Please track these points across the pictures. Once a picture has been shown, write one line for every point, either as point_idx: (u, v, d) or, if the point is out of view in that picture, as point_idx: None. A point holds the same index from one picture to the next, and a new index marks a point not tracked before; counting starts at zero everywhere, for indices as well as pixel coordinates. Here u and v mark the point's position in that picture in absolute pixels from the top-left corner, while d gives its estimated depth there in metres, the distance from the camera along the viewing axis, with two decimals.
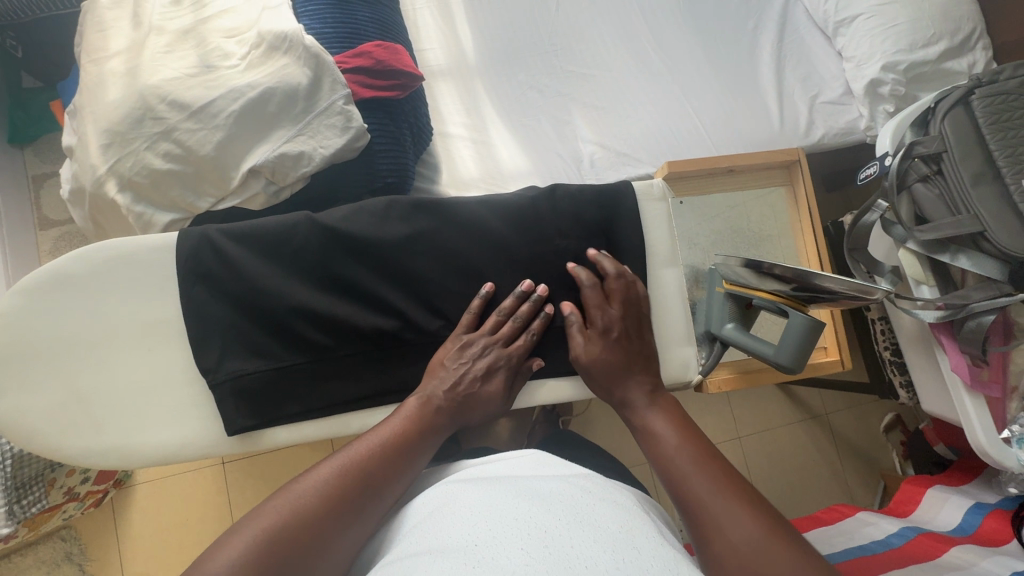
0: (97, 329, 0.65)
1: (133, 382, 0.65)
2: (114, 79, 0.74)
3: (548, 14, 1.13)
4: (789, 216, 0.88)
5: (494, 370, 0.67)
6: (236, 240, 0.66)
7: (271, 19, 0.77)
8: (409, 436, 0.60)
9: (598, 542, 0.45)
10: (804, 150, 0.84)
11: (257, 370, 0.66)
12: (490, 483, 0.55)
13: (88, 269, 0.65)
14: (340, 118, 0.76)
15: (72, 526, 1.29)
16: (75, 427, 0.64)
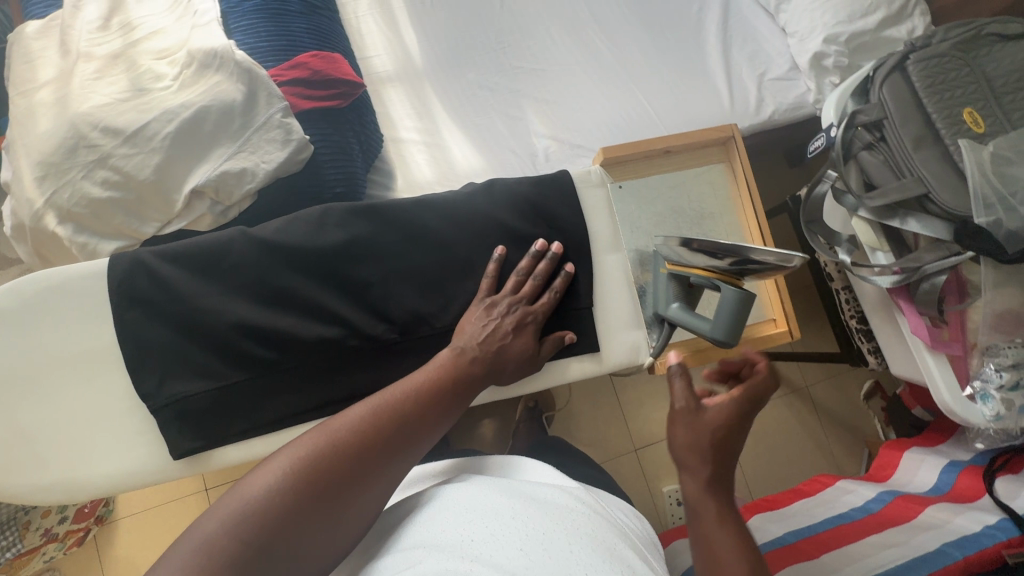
0: (37, 365, 0.64)
1: (77, 415, 0.64)
2: (44, 109, 0.73)
3: (494, 12, 1.13)
4: (729, 190, 0.86)
5: (524, 323, 0.68)
6: (169, 260, 0.65)
7: (202, 37, 0.76)
8: (453, 382, 0.58)
9: (595, 549, 0.45)
10: (737, 125, 0.84)
11: (204, 391, 0.65)
12: (482, 477, 0.55)
13: (21, 304, 0.63)
14: (279, 131, 0.75)
15: (55, 569, 1.26)
16: (23, 465, 0.63)
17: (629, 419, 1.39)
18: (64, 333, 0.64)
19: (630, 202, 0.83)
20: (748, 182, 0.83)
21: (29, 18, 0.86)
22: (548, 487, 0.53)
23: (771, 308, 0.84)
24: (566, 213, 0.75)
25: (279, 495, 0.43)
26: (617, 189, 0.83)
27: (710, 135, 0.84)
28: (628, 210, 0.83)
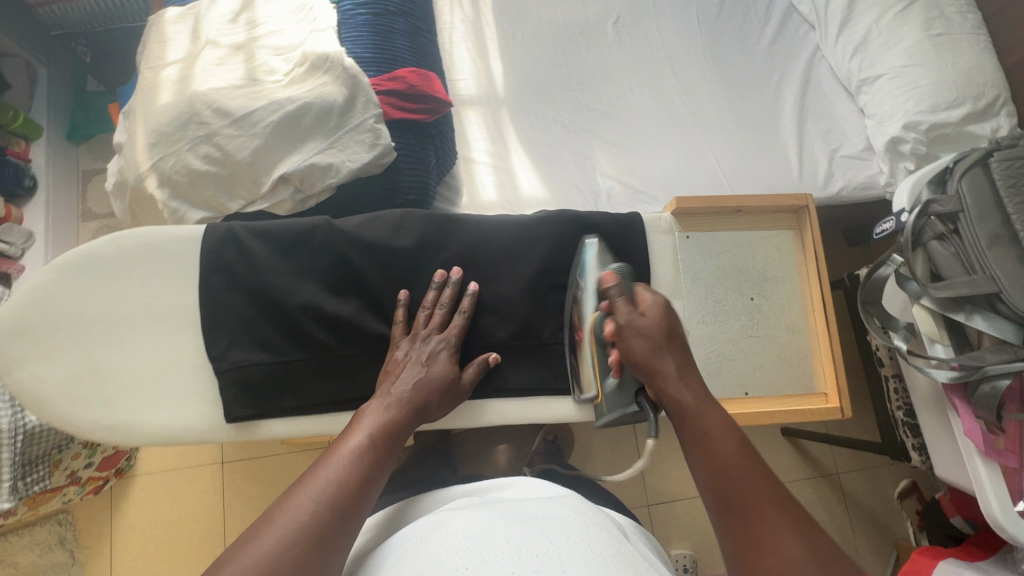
0: (120, 311, 0.68)
1: (143, 363, 0.68)
2: (167, 85, 0.80)
3: (578, 54, 1.19)
4: (794, 257, 0.86)
5: (440, 355, 0.67)
6: (256, 236, 0.69)
7: (317, 40, 0.83)
8: (382, 444, 0.56)
9: (590, 567, 0.44)
10: (812, 196, 0.84)
11: (264, 361, 0.68)
12: (483, 507, 0.55)
13: (118, 252, 0.69)
14: (369, 135, 0.80)
15: (69, 511, 1.31)
16: (88, 401, 0.67)
17: (646, 472, 1.35)
18: (150, 285, 0.69)
19: (696, 252, 0.84)
20: (814, 254, 0.84)
21: (168, 4, 0.96)
22: (548, 506, 0.53)
23: (825, 381, 0.83)
24: (629, 253, 0.76)
25: None
26: (683, 239, 0.83)
27: (782, 199, 0.85)
28: (692, 259, 0.84)
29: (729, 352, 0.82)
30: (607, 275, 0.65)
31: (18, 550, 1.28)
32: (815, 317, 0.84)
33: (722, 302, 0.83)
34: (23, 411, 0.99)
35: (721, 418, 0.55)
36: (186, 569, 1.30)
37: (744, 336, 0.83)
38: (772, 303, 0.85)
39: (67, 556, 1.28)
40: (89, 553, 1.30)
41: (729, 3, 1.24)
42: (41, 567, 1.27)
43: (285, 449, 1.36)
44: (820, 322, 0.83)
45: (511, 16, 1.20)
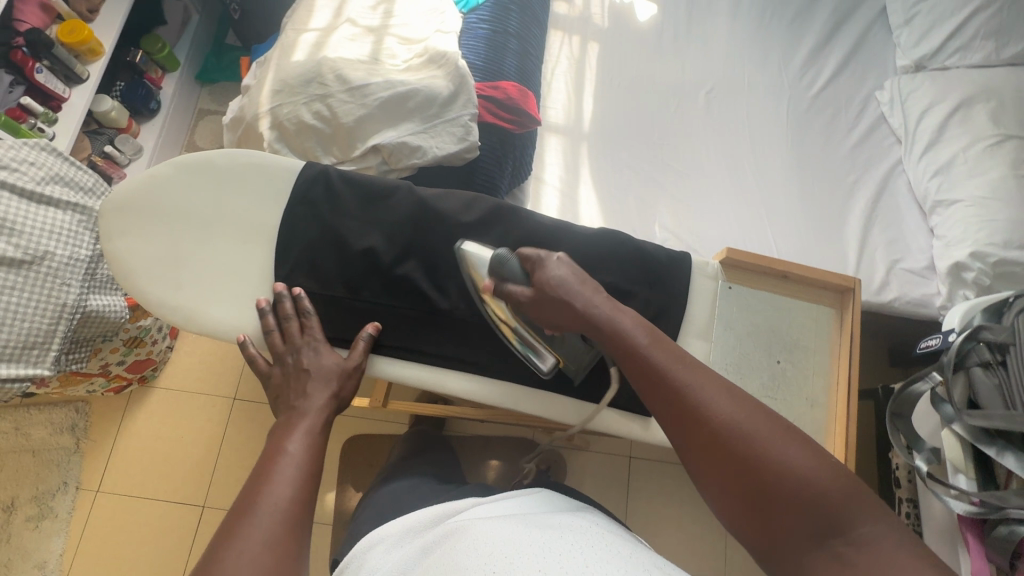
0: (213, 214, 0.76)
1: (217, 263, 0.76)
2: (303, 45, 0.90)
3: (666, 114, 1.26)
4: (830, 336, 0.85)
5: (317, 359, 0.72)
6: (342, 183, 0.77)
7: (441, 38, 0.91)
8: (312, 449, 0.63)
9: (610, 562, 0.52)
10: (862, 281, 0.84)
11: (313, 289, 0.76)
12: (504, 516, 0.61)
13: (228, 164, 0.77)
14: (460, 129, 0.88)
15: (88, 403, 1.39)
16: (160, 281, 0.74)
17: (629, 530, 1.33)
18: (242, 199, 0.77)
19: (735, 305, 0.83)
20: (851, 337, 0.84)
21: None
22: (565, 519, 0.60)
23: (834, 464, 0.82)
24: (672, 287, 0.78)
25: None
26: (725, 289, 0.82)
27: (832, 277, 0.86)
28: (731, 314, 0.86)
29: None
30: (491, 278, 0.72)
31: (33, 423, 1.36)
32: (838, 397, 0.82)
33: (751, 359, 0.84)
34: (90, 295, 1.08)
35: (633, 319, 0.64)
36: (171, 488, 1.35)
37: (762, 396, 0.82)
38: (799, 375, 0.83)
39: (73, 442, 1.36)
40: (92, 447, 1.37)
41: (823, 101, 1.28)
42: (47, 445, 1.35)
43: None
44: (844, 404, 0.81)
45: (612, 64, 1.28)
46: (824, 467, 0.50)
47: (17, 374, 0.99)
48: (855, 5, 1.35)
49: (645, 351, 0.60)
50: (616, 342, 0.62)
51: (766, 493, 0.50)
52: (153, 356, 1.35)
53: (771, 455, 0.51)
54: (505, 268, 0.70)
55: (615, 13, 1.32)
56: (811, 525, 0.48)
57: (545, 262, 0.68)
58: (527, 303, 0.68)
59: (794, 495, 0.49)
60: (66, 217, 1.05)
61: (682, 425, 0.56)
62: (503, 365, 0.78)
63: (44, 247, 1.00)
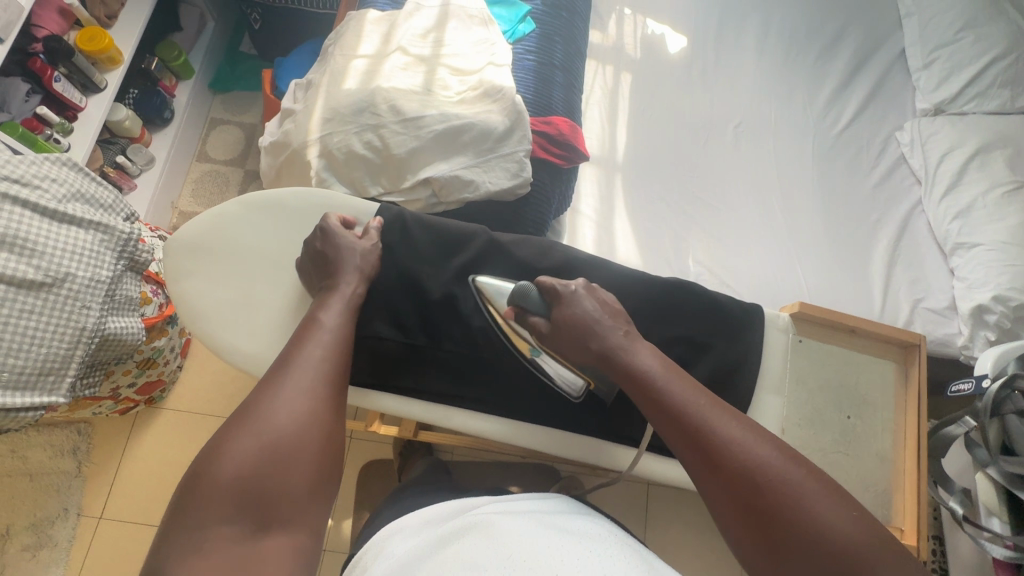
0: (285, 254, 0.76)
1: (288, 304, 0.75)
2: (354, 73, 0.89)
3: (696, 147, 1.27)
4: (895, 390, 0.88)
5: (333, 235, 0.71)
6: (422, 227, 0.78)
7: (494, 71, 0.91)
8: (335, 354, 0.61)
9: (631, 567, 0.54)
10: (928, 337, 0.85)
11: (400, 342, 0.76)
12: (519, 515, 0.62)
13: (299, 204, 0.77)
14: (514, 165, 0.87)
15: (92, 424, 1.33)
16: (231, 329, 0.73)
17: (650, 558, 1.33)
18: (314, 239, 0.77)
19: (805, 357, 0.86)
20: (915, 393, 0.87)
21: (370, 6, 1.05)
22: (581, 523, 0.62)
23: (902, 517, 0.86)
24: (730, 332, 0.78)
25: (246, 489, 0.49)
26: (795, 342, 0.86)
27: (899, 333, 0.86)
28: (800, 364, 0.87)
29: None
30: (510, 308, 0.73)
31: (32, 445, 1.30)
32: (906, 455, 0.86)
33: (820, 411, 0.85)
34: (108, 318, 1.03)
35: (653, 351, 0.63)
36: None
37: (834, 451, 0.86)
38: (865, 429, 0.87)
39: (74, 466, 1.30)
40: (95, 470, 1.31)
41: (846, 139, 1.31)
42: (47, 469, 1.29)
43: None
44: (912, 463, 0.85)
45: (645, 95, 1.29)
46: (855, 520, 0.48)
47: (32, 403, 0.94)
48: (876, 47, 1.39)
49: (662, 388, 0.59)
50: (636, 377, 0.62)
51: (782, 531, 0.49)
52: (163, 376, 1.30)
53: (796, 506, 0.49)
54: (523, 300, 0.71)
55: (647, 43, 1.33)
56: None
57: (565, 298, 0.69)
58: (546, 336, 0.70)
59: (811, 539, 0.48)
60: (88, 237, 0.99)
61: (699, 466, 0.54)
62: (575, 416, 0.78)
63: (65, 269, 0.95)
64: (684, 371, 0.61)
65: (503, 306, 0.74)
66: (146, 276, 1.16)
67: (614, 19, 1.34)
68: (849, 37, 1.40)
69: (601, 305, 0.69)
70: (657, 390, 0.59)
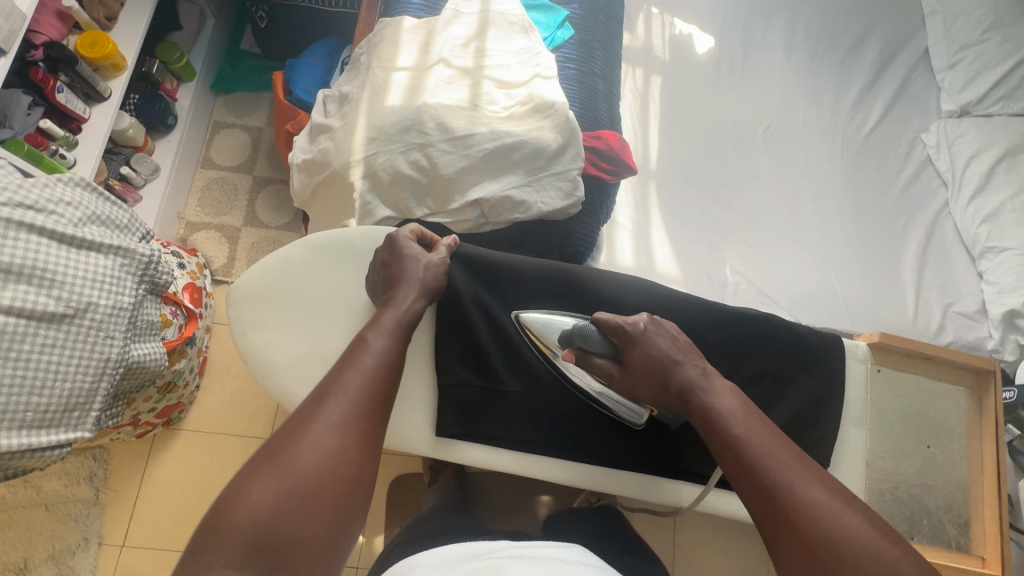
0: (354, 297, 0.75)
1: None
2: (397, 87, 0.84)
3: (727, 151, 1.25)
4: (969, 417, 0.93)
5: (400, 245, 0.70)
6: (514, 272, 0.78)
7: (543, 84, 0.88)
8: (375, 384, 0.56)
9: None
10: (1001, 364, 0.92)
11: (482, 385, 0.76)
12: (533, 565, 0.57)
13: (366, 244, 0.77)
14: (568, 184, 0.84)
15: (107, 449, 1.28)
16: (311, 382, 0.72)
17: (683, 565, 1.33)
18: None
19: (883, 387, 0.90)
20: (988, 419, 0.92)
21: (404, 11, 0.98)
22: None
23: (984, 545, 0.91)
24: (794, 354, 0.78)
25: (259, 541, 0.44)
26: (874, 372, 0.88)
27: (973, 360, 0.92)
28: (882, 396, 0.90)
29: (873, 490, 0.87)
30: (568, 349, 0.72)
31: (44, 474, 1.24)
32: (985, 480, 0.92)
33: (902, 444, 0.90)
34: (131, 345, 0.98)
35: (733, 395, 0.61)
36: None
37: (915, 481, 0.91)
38: (944, 457, 0.92)
39: (91, 493, 1.25)
40: (113, 496, 1.26)
41: (874, 140, 1.31)
42: (63, 498, 1.24)
43: None
44: (991, 488, 0.91)
45: (674, 98, 1.27)
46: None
47: (59, 440, 0.89)
48: (900, 45, 1.38)
49: (740, 439, 0.56)
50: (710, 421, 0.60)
51: None
52: (182, 398, 1.25)
53: None
54: (585, 336, 0.71)
55: (674, 45, 1.31)
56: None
57: (636, 338, 0.68)
58: (616, 379, 0.70)
59: None
60: (109, 262, 0.94)
61: (770, 524, 0.52)
62: (648, 458, 0.76)
63: (87, 298, 0.89)
64: (766, 421, 0.58)
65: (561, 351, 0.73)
66: (164, 297, 1.11)
67: (642, 19, 1.31)
68: (874, 35, 1.39)
69: (674, 342, 0.67)
70: (736, 442, 0.56)
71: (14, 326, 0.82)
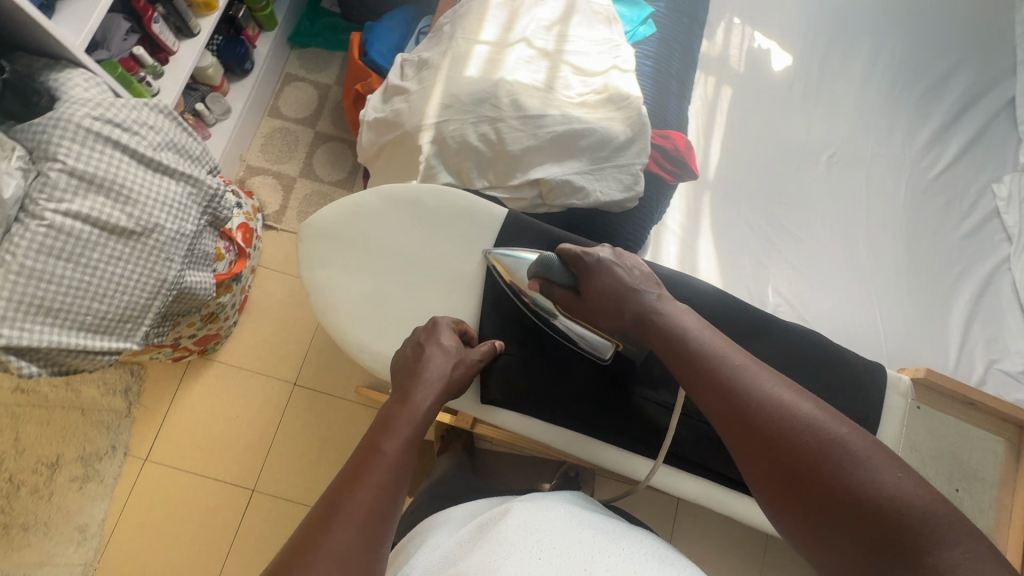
0: (415, 252, 0.80)
1: (416, 302, 0.78)
2: (477, 60, 0.86)
3: (787, 172, 1.23)
4: (1005, 469, 0.92)
5: (437, 334, 0.70)
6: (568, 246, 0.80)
7: (619, 76, 0.88)
8: (382, 505, 0.52)
9: (670, 566, 0.55)
10: None
11: (522, 355, 0.77)
12: (553, 503, 0.64)
13: (434, 203, 0.81)
14: (629, 177, 0.84)
15: (144, 367, 1.35)
16: (363, 321, 0.77)
17: None
18: (447, 239, 0.80)
19: (921, 423, 0.86)
20: (1022, 469, 0.91)
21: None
22: (615, 524, 0.63)
23: None
24: (830, 380, 0.78)
25: None
26: (915, 407, 0.86)
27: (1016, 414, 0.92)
28: (916, 431, 0.86)
29: None
30: (533, 279, 0.73)
31: (84, 380, 1.31)
32: (1012, 541, 0.90)
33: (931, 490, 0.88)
34: (186, 271, 1.03)
35: (685, 311, 0.65)
36: (220, 467, 1.31)
37: None
38: (973, 507, 0.90)
39: (124, 405, 1.32)
40: (143, 412, 1.33)
41: (942, 184, 1.27)
42: (98, 405, 1.31)
43: (356, 397, 1.38)
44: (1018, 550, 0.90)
45: (742, 113, 1.26)
46: (909, 484, 0.45)
47: (110, 346, 0.94)
48: (987, 90, 1.33)
49: (699, 349, 0.59)
50: (665, 338, 0.62)
51: (818, 492, 0.47)
52: (220, 330, 1.31)
53: (831, 464, 0.48)
54: (549, 268, 0.72)
55: (751, 59, 1.30)
56: (877, 546, 0.44)
57: (592, 267, 0.70)
58: (574, 308, 0.72)
59: (851, 500, 0.46)
60: (178, 189, 0.98)
61: (731, 434, 0.53)
62: (596, 422, 0.76)
63: (155, 219, 0.93)
64: (719, 334, 0.60)
65: (526, 281, 0.74)
66: (222, 232, 1.15)
67: (722, 27, 1.32)
68: (960, 77, 1.34)
69: (633, 274, 0.69)
70: (694, 352, 0.59)
71: (87, 234, 0.87)
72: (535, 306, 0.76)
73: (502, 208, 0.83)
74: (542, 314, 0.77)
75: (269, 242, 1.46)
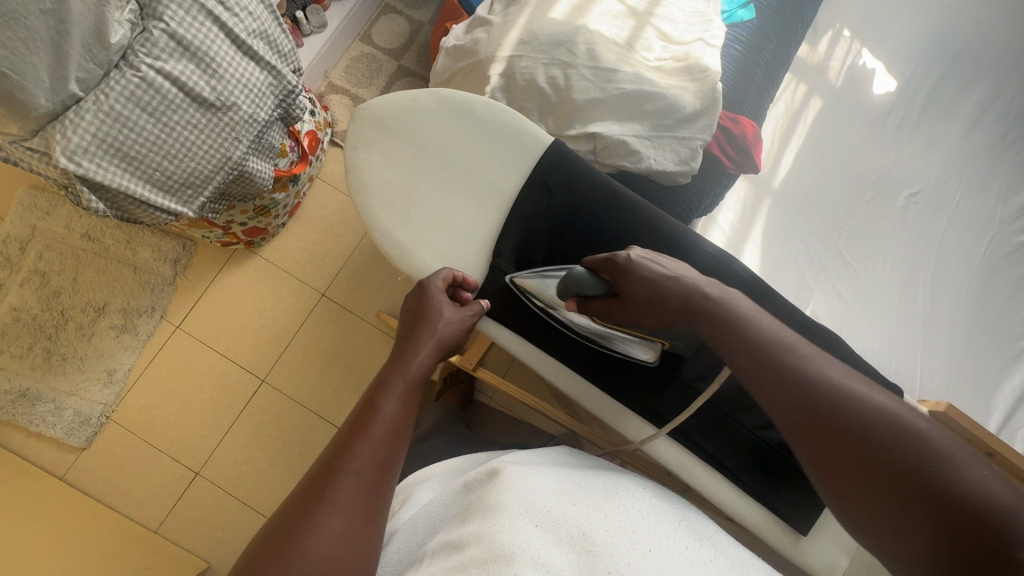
0: (456, 163, 0.81)
1: (445, 215, 0.80)
2: (564, 4, 0.86)
3: (859, 198, 1.17)
4: None
5: (431, 297, 0.71)
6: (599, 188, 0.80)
7: (703, 49, 0.86)
8: (384, 454, 0.54)
9: (665, 522, 0.54)
10: None
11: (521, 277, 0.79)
12: (541, 462, 0.63)
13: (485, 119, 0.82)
14: (686, 151, 0.83)
15: (195, 244, 1.44)
16: (389, 210, 0.80)
17: None
18: (489, 157, 0.82)
19: None
20: None
21: None
22: (610, 476, 0.62)
23: None
24: None
25: None
26: None
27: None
28: None
29: None
30: (568, 301, 0.74)
31: (142, 241, 1.42)
32: None
33: None
34: (250, 157, 1.09)
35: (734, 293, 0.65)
36: (238, 351, 1.39)
37: None
38: None
39: (170, 273, 1.42)
40: (185, 284, 1.43)
41: None
42: (148, 267, 1.41)
43: (374, 321, 1.43)
44: None
45: (825, 128, 1.21)
46: (990, 474, 0.44)
47: (171, 207, 1.02)
48: None
49: (756, 328, 0.59)
50: (721, 321, 0.61)
51: (883, 467, 0.46)
52: (268, 226, 1.39)
53: (891, 439, 0.47)
54: (579, 281, 0.72)
55: (849, 77, 1.24)
56: (949, 523, 0.42)
57: (622, 268, 0.70)
58: (618, 314, 0.71)
59: (918, 471, 0.45)
60: (261, 77, 1.03)
61: (792, 419, 0.52)
62: (580, 356, 0.78)
63: (233, 98, 0.99)
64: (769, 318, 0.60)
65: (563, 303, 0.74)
66: (290, 130, 1.21)
67: (829, 38, 1.28)
68: None
69: (660, 263, 0.69)
70: (745, 328, 0.59)
71: (172, 95, 0.94)
72: (575, 324, 0.76)
73: (547, 138, 0.83)
74: (583, 332, 0.76)
75: (332, 158, 1.52)
